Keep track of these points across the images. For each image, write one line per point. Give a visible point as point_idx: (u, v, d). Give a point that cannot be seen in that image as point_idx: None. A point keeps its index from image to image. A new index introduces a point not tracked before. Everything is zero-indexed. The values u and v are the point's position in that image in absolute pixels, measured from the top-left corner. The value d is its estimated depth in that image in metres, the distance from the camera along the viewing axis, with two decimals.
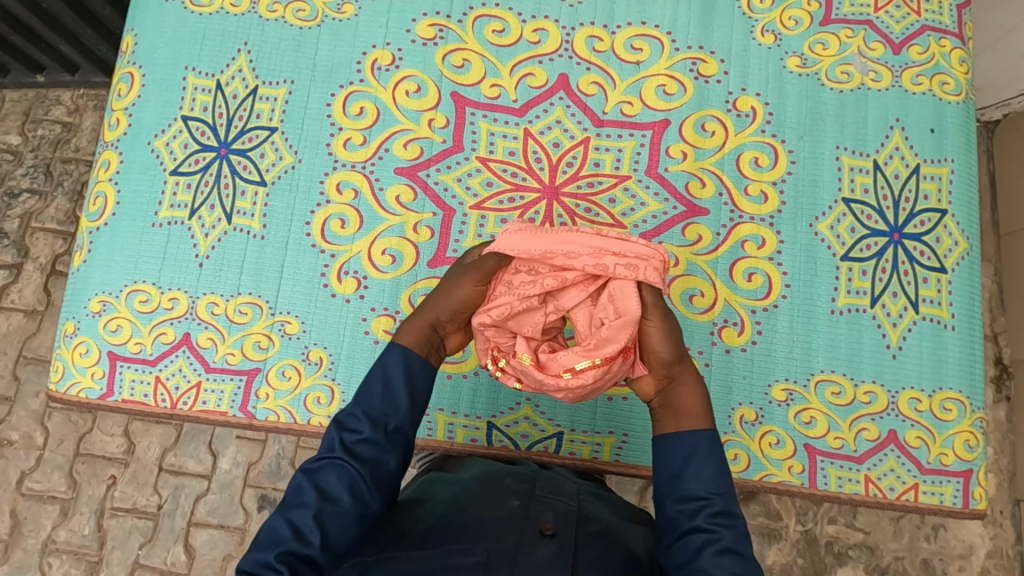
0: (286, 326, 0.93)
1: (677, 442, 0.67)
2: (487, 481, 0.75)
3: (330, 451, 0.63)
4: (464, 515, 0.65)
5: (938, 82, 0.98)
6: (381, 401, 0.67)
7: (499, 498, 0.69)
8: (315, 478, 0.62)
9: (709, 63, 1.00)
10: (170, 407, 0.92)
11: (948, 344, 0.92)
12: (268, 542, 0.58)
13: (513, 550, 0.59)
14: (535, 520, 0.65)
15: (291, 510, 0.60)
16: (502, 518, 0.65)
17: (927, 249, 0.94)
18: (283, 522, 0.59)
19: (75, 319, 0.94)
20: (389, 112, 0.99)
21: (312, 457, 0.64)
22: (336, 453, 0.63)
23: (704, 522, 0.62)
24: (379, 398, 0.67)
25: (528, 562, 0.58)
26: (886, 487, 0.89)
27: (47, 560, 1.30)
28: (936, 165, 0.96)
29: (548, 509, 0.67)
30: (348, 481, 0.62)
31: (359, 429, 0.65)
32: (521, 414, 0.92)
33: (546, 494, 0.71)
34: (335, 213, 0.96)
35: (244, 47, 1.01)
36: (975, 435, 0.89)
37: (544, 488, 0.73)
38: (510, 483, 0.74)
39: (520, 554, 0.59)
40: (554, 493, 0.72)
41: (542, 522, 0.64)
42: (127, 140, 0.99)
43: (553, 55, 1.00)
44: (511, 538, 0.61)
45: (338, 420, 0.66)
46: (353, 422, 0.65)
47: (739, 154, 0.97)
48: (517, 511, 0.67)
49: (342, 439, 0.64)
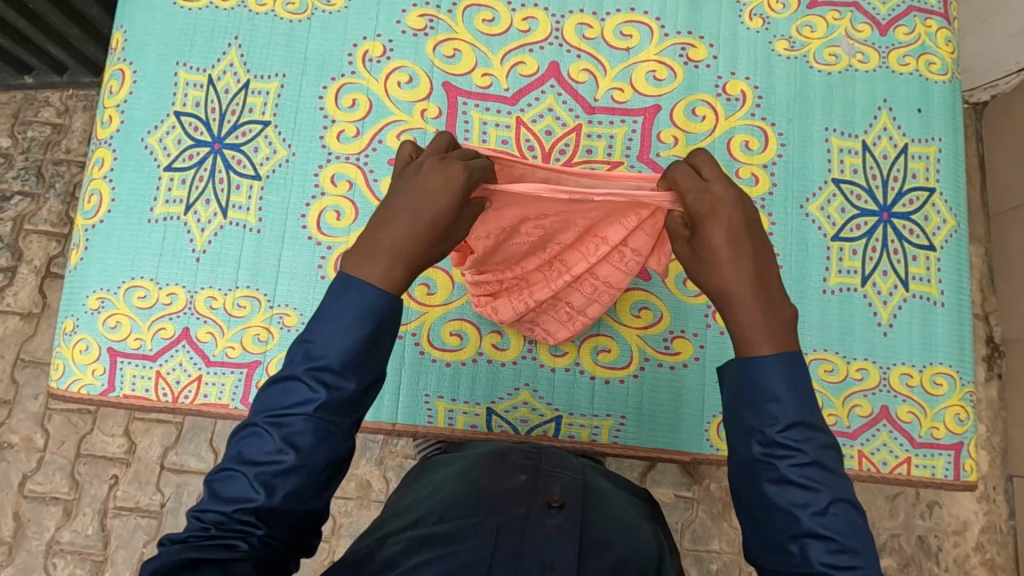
0: (285, 318, 0.94)
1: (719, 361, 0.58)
2: (493, 457, 0.74)
3: (302, 408, 0.54)
4: (474, 490, 0.67)
5: (925, 62, 1.00)
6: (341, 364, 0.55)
7: (507, 473, 0.69)
8: (284, 436, 0.54)
9: (698, 48, 1.01)
10: (171, 402, 0.93)
11: (937, 320, 0.93)
12: (233, 495, 0.54)
13: (522, 520, 0.61)
14: (543, 492, 0.65)
15: (263, 466, 0.54)
16: (512, 490, 0.66)
17: (916, 228, 0.95)
18: (253, 477, 0.54)
19: (74, 317, 0.95)
20: (382, 103, 0.99)
21: (277, 403, 0.55)
22: (308, 410, 0.54)
23: (758, 453, 0.55)
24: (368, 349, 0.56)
25: (537, 531, 0.59)
26: (879, 462, 0.90)
27: (51, 560, 1.31)
28: (924, 144, 0.97)
29: (556, 481, 0.68)
30: (321, 440, 0.54)
31: (336, 386, 0.55)
32: (520, 399, 0.94)
33: (552, 467, 0.72)
34: (330, 206, 0.97)
35: (234, 41, 1.01)
36: (964, 409, 0.91)
37: (549, 462, 0.73)
38: (517, 459, 0.73)
39: (529, 524, 0.60)
40: (559, 466, 0.72)
41: (549, 494, 0.65)
42: (120, 137, 0.99)
43: (543, 43, 1.01)
44: (520, 509, 0.62)
45: (306, 375, 0.55)
46: (325, 376, 0.55)
47: (730, 138, 0.98)
48: (526, 485, 0.67)
49: (317, 397, 0.54)
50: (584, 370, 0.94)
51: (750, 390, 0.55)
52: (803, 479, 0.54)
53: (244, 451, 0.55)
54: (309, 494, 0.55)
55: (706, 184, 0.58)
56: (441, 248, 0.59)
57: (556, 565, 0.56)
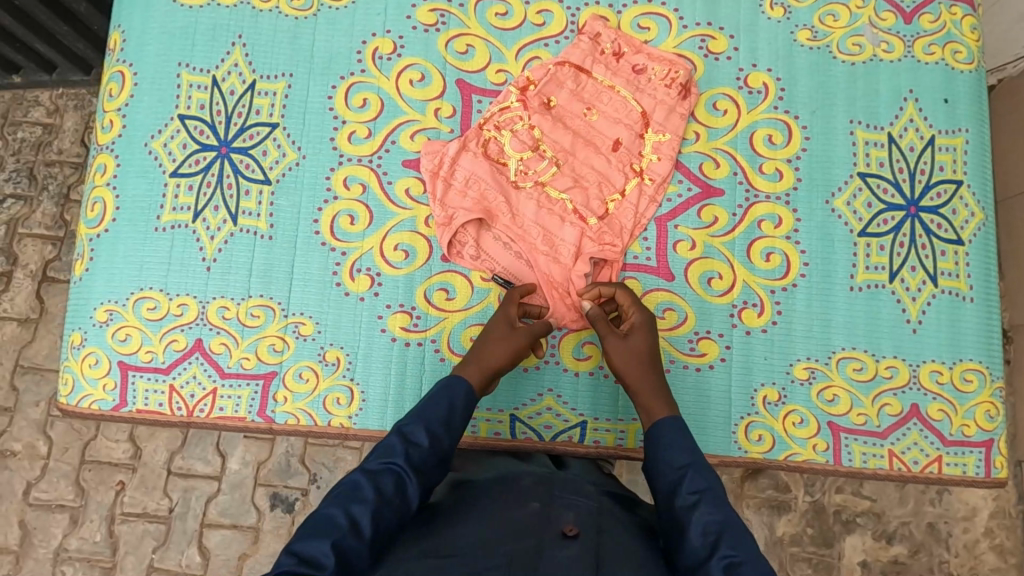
0: (300, 327, 0.92)
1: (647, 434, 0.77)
2: (507, 483, 0.74)
3: (391, 456, 0.70)
4: (491, 518, 0.66)
5: (950, 51, 0.97)
6: (441, 417, 0.75)
7: (520, 501, 0.69)
8: (373, 476, 0.68)
9: (718, 40, 0.98)
10: (186, 415, 0.90)
11: (966, 315, 0.92)
12: (325, 530, 0.62)
13: (533, 552, 0.60)
14: (556, 521, 0.65)
15: (350, 503, 0.65)
16: (523, 521, 0.65)
17: (944, 222, 0.93)
18: (340, 513, 0.64)
19: (81, 330, 0.92)
20: (394, 102, 0.96)
21: (372, 459, 0.70)
22: (397, 457, 0.70)
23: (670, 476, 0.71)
24: (442, 418, 0.75)
25: (550, 561, 0.59)
26: (910, 461, 0.89)
27: (59, 568, 1.29)
28: (950, 136, 0.95)
29: (568, 509, 0.67)
30: (401, 487, 0.69)
31: (417, 442, 0.72)
32: (543, 405, 0.92)
33: (566, 493, 0.71)
34: (342, 210, 0.94)
35: (238, 40, 0.97)
36: (995, 405, 0.90)
37: (562, 488, 0.72)
38: (529, 484, 0.73)
39: (542, 557, 0.60)
40: (573, 492, 0.72)
41: (562, 524, 0.64)
42: (122, 142, 0.95)
43: (558, 37, 0.98)
44: (532, 540, 0.62)
45: (399, 428, 0.73)
46: (414, 433, 0.73)
47: (753, 133, 0.96)
48: (539, 513, 0.66)
49: (402, 450, 0.71)
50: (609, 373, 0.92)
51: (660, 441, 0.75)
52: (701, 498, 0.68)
53: (341, 493, 0.67)
54: (381, 537, 0.65)
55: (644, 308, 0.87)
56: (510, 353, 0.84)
57: None
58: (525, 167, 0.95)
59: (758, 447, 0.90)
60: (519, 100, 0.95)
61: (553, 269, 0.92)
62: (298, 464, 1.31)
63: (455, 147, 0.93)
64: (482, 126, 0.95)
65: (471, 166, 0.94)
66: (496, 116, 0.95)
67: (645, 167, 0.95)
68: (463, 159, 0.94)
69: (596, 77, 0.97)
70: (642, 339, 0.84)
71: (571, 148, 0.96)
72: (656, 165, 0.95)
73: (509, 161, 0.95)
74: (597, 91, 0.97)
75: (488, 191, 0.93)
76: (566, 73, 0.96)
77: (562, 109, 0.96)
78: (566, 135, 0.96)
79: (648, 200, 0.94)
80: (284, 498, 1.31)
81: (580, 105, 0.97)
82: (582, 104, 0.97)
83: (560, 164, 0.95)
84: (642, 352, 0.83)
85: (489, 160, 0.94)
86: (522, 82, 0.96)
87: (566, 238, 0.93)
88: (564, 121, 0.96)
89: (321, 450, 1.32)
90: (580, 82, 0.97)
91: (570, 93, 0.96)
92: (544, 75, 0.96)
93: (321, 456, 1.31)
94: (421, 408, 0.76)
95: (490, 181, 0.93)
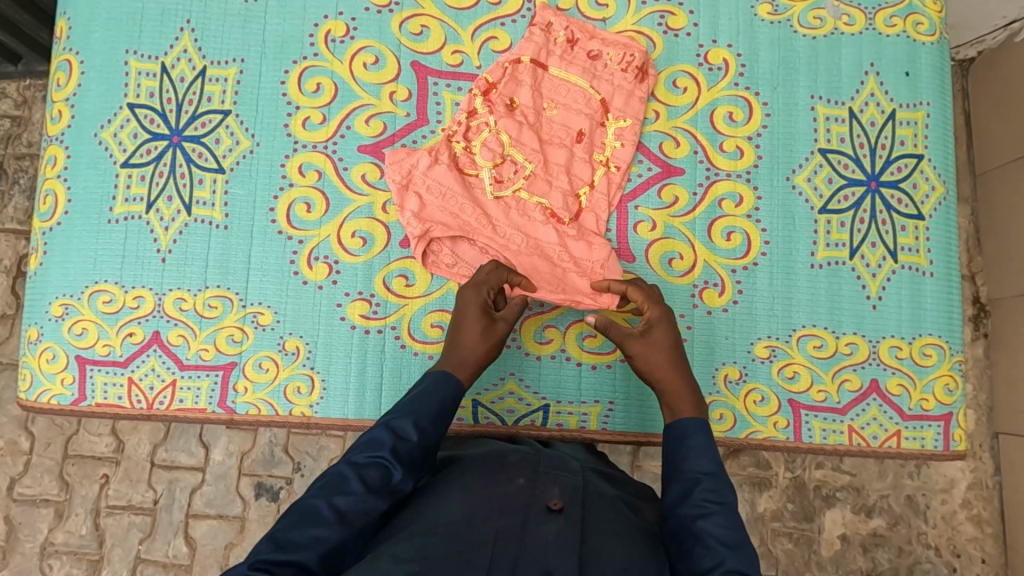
0: (259, 317, 0.91)
1: (669, 432, 0.73)
2: (491, 459, 0.74)
3: (379, 449, 0.66)
4: (474, 493, 0.65)
5: (912, 22, 0.96)
6: (431, 414, 0.71)
7: (506, 477, 0.68)
8: (359, 468, 0.64)
9: (678, 16, 0.96)
10: (147, 408, 0.90)
11: (926, 291, 0.92)
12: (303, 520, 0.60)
13: (519, 527, 0.60)
14: (541, 497, 0.64)
15: (334, 495, 0.62)
16: (509, 497, 0.64)
17: (905, 197, 0.93)
18: (324, 505, 0.61)
19: (38, 325, 0.91)
20: (348, 86, 0.94)
21: (358, 451, 0.66)
22: (385, 451, 0.66)
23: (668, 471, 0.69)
24: (431, 414, 0.71)
25: (535, 539, 0.58)
26: (869, 436, 0.90)
27: (47, 562, 1.30)
28: (912, 110, 0.94)
29: (554, 484, 0.67)
30: (389, 480, 0.65)
31: (407, 435, 0.68)
32: (505, 389, 0.92)
33: (550, 469, 0.71)
34: (299, 197, 0.93)
35: (187, 25, 0.95)
36: (954, 378, 0.90)
37: (548, 465, 0.72)
38: (514, 461, 0.73)
39: (527, 531, 0.59)
40: (558, 468, 0.72)
41: (548, 499, 0.64)
42: (72, 133, 0.93)
43: (514, 16, 0.96)
44: (518, 515, 0.61)
45: (388, 422, 0.69)
46: (403, 428, 0.68)
47: (713, 110, 0.95)
48: (523, 491, 0.65)
49: (391, 443, 0.66)
50: (571, 356, 0.92)
51: (679, 447, 0.70)
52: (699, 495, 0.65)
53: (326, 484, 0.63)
54: (369, 525, 0.63)
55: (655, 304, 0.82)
56: (488, 346, 0.79)
57: (554, 571, 0.54)
58: (498, 174, 0.93)
59: (720, 426, 0.90)
60: (484, 105, 0.93)
61: (540, 266, 0.91)
62: (281, 453, 1.31)
63: (425, 161, 0.91)
64: (450, 137, 0.93)
65: (443, 178, 0.91)
66: (461, 126, 0.93)
67: (610, 156, 0.94)
68: (435, 171, 0.91)
69: (553, 72, 0.95)
70: (658, 336, 0.80)
71: (540, 145, 0.94)
72: (621, 151, 0.94)
73: (481, 171, 0.93)
74: (556, 85, 0.95)
75: (464, 205, 0.91)
76: (524, 70, 0.94)
77: (527, 108, 0.94)
78: (534, 137, 0.93)
79: (617, 189, 0.94)
80: (269, 487, 1.31)
81: (540, 102, 0.95)
82: (542, 100, 0.95)
83: (535, 164, 0.93)
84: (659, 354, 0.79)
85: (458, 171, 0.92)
86: (483, 85, 0.94)
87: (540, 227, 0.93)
88: (525, 112, 0.94)
89: (305, 439, 1.32)
90: (538, 77, 0.95)
91: (531, 90, 0.94)
92: (504, 75, 0.94)
93: (304, 445, 1.32)
94: (411, 401, 0.72)
95: (450, 164, 0.92)
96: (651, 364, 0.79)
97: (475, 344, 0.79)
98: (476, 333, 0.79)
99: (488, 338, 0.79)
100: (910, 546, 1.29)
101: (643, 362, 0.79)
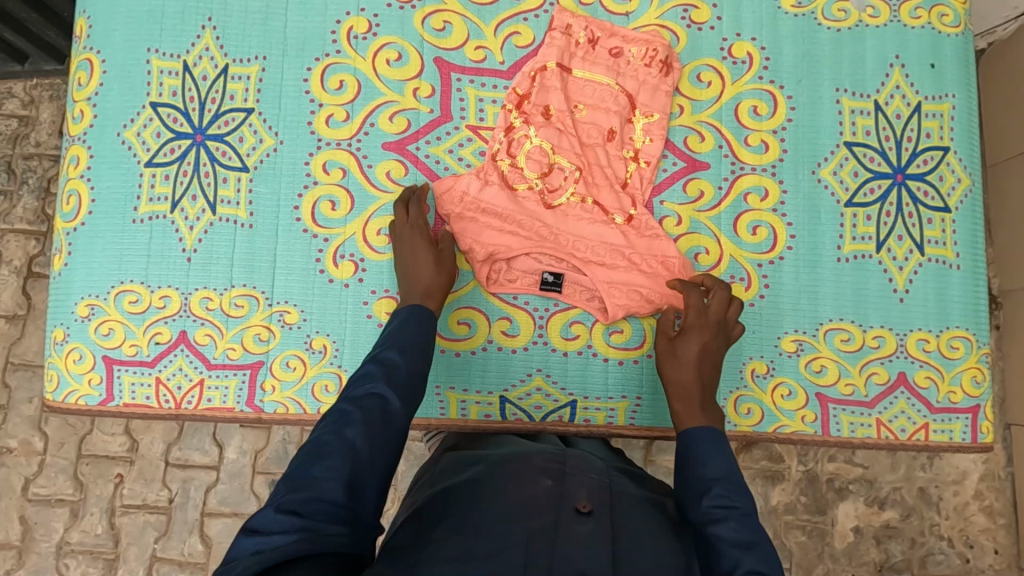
0: (286, 316, 0.91)
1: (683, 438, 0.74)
2: (514, 460, 0.70)
3: (373, 382, 0.68)
4: (498, 494, 0.63)
5: (937, 14, 0.95)
6: (414, 344, 0.75)
7: (530, 477, 0.66)
8: (359, 401, 0.65)
9: (701, 9, 0.96)
10: (175, 408, 0.90)
11: (952, 283, 0.92)
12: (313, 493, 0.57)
13: (551, 528, 0.58)
14: (570, 498, 0.63)
15: (341, 429, 0.63)
16: (538, 498, 0.62)
17: (931, 189, 0.93)
18: (333, 438, 0.62)
19: (63, 326, 0.91)
20: (371, 83, 0.94)
21: (354, 387, 0.68)
22: (379, 382, 0.68)
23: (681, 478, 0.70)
24: (415, 343, 0.75)
25: (568, 540, 0.57)
26: (897, 429, 0.90)
27: (63, 561, 1.30)
28: (937, 102, 0.94)
29: (582, 485, 0.65)
30: (387, 411, 0.66)
31: (395, 363, 0.71)
32: (532, 385, 0.92)
33: (576, 470, 0.68)
34: (323, 195, 0.92)
35: (208, 23, 0.94)
36: (981, 370, 0.91)
37: (573, 465, 0.70)
38: (539, 462, 0.70)
39: (559, 532, 0.58)
40: (583, 468, 0.69)
41: (576, 499, 0.62)
42: (94, 133, 0.93)
43: (537, 11, 0.95)
44: (548, 516, 0.59)
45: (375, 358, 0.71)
46: (389, 359, 0.72)
47: (738, 104, 0.94)
48: (551, 491, 0.63)
49: (383, 375, 0.69)
50: (597, 352, 0.92)
51: (689, 454, 0.71)
52: (712, 502, 0.65)
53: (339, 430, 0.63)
54: (379, 454, 0.63)
55: (704, 309, 0.84)
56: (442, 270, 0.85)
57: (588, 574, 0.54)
58: (520, 171, 0.93)
59: (747, 420, 0.90)
60: (520, 118, 0.93)
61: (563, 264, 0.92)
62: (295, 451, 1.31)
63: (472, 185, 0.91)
64: (495, 157, 0.93)
65: (495, 200, 0.91)
66: (503, 143, 0.93)
67: (639, 151, 0.94)
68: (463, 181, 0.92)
69: (577, 73, 0.95)
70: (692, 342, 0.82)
71: (573, 147, 0.93)
72: (650, 147, 0.94)
73: (532, 184, 0.93)
74: (581, 87, 0.95)
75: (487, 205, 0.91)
76: (552, 75, 0.93)
77: (562, 113, 0.93)
78: (558, 133, 0.93)
79: (649, 184, 0.93)
80: None
81: (569, 105, 0.94)
82: (569, 102, 0.94)
83: (583, 168, 0.93)
84: (686, 360, 0.81)
85: (495, 176, 0.92)
86: (514, 99, 0.93)
87: (568, 225, 0.92)
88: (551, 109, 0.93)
89: None
90: (565, 82, 0.94)
91: (562, 94, 0.93)
92: (534, 85, 0.93)
93: None
94: (394, 336, 0.75)
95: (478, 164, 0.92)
96: (677, 366, 0.81)
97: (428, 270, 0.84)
98: (428, 257, 0.84)
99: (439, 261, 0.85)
100: (923, 538, 1.30)
101: (672, 362, 0.82)
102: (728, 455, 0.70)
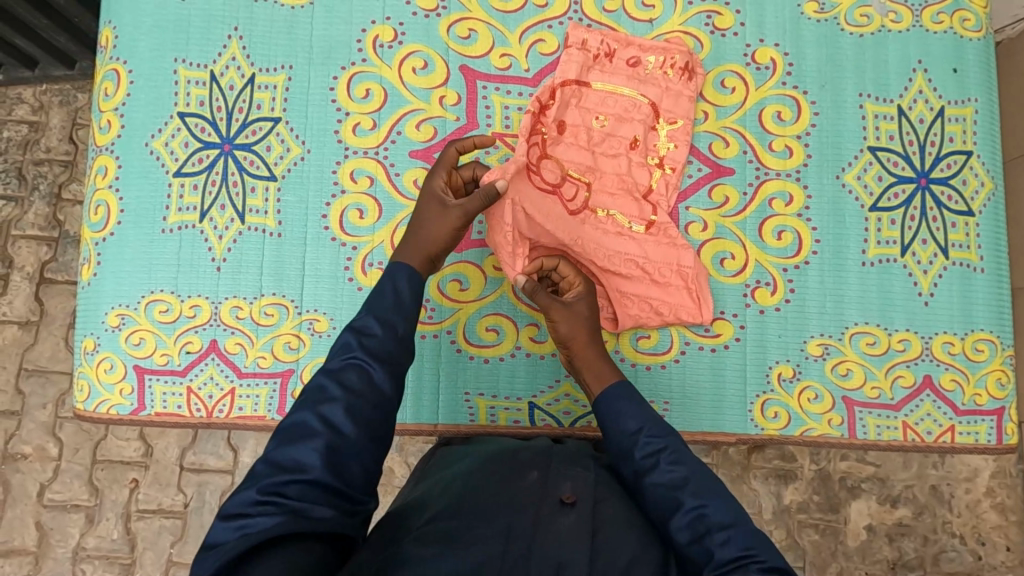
0: (315, 324, 0.91)
1: (601, 404, 0.75)
2: (502, 456, 0.72)
3: (349, 351, 0.65)
4: (484, 489, 0.64)
5: (959, 19, 0.96)
6: (392, 305, 0.70)
7: (518, 472, 0.68)
8: (335, 374, 0.63)
9: (724, 15, 0.96)
10: (206, 417, 0.90)
11: (976, 286, 0.92)
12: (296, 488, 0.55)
13: (533, 522, 0.59)
14: (554, 490, 0.64)
15: (319, 405, 0.60)
16: (524, 491, 0.64)
17: (954, 193, 0.93)
18: (312, 416, 0.59)
19: (94, 335, 0.91)
20: (397, 91, 0.94)
21: (332, 359, 0.65)
22: (356, 351, 0.65)
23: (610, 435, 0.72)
24: (391, 305, 0.70)
25: (551, 530, 0.58)
26: (923, 431, 0.91)
27: (80, 566, 1.30)
28: (960, 106, 0.94)
29: (567, 479, 0.66)
30: (368, 378, 0.63)
31: (370, 330, 0.67)
32: (561, 391, 0.92)
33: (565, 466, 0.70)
34: (351, 204, 0.93)
35: (234, 32, 0.95)
36: (1006, 372, 0.91)
37: (560, 459, 0.71)
38: (526, 457, 0.72)
39: (542, 526, 0.58)
40: (570, 463, 0.70)
41: (561, 492, 0.64)
42: (122, 143, 0.93)
43: (561, 18, 0.96)
44: (531, 511, 0.60)
45: (351, 325, 0.68)
46: (367, 326, 0.67)
47: (762, 110, 0.95)
48: (536, 485, 0.65)
49: (358, 342, 0.65)
50: (625, 357, 0.92)
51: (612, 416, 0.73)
52: (644, 451, 0.68)
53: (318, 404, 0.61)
54: (363, 430, 0.60)
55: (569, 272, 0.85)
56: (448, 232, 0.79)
57: (567, 565, 0.53)
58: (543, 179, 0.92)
59: (773, 424, 0.91)
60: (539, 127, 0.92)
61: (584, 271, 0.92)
62: None
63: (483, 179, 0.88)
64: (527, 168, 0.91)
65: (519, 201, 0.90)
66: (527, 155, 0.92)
67: (663, 158, 0.94)
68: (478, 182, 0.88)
69: (597, 87, 0.95)
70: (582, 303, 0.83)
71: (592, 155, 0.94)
72: (675, 152, 0.94)
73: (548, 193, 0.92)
74: (602, 99, 0.95)
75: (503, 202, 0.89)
76: (570, 93, 0.94)
77: (577, 128, 0.94)
78: (581, 140, 0.93)
79: (675, 189, 0.94)
80: None
81: (590, 117, 0.94)
82: (590, 115, 0.94)
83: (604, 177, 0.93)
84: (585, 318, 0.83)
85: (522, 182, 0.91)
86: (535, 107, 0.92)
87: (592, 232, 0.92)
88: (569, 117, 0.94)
89: None
90: (583, 97, 0.94)
91: (578, 111, 0.94)
92: (554, 99, 0.93)
93: None
94: (370, 301, 0.71)
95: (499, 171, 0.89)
96: (574, 333, 0.81)
97: (440, 234, 0.79)
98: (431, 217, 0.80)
99: (445, 224, 0.79)
100: (935, 535, 1.31)
101: (567, 331, 0.81)
102: (639, 402, 0.73)
